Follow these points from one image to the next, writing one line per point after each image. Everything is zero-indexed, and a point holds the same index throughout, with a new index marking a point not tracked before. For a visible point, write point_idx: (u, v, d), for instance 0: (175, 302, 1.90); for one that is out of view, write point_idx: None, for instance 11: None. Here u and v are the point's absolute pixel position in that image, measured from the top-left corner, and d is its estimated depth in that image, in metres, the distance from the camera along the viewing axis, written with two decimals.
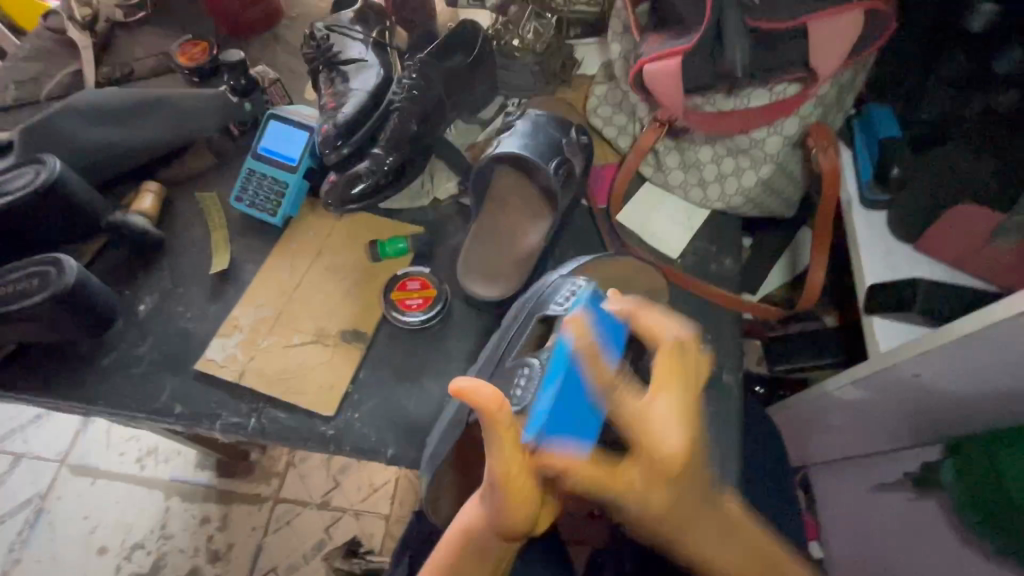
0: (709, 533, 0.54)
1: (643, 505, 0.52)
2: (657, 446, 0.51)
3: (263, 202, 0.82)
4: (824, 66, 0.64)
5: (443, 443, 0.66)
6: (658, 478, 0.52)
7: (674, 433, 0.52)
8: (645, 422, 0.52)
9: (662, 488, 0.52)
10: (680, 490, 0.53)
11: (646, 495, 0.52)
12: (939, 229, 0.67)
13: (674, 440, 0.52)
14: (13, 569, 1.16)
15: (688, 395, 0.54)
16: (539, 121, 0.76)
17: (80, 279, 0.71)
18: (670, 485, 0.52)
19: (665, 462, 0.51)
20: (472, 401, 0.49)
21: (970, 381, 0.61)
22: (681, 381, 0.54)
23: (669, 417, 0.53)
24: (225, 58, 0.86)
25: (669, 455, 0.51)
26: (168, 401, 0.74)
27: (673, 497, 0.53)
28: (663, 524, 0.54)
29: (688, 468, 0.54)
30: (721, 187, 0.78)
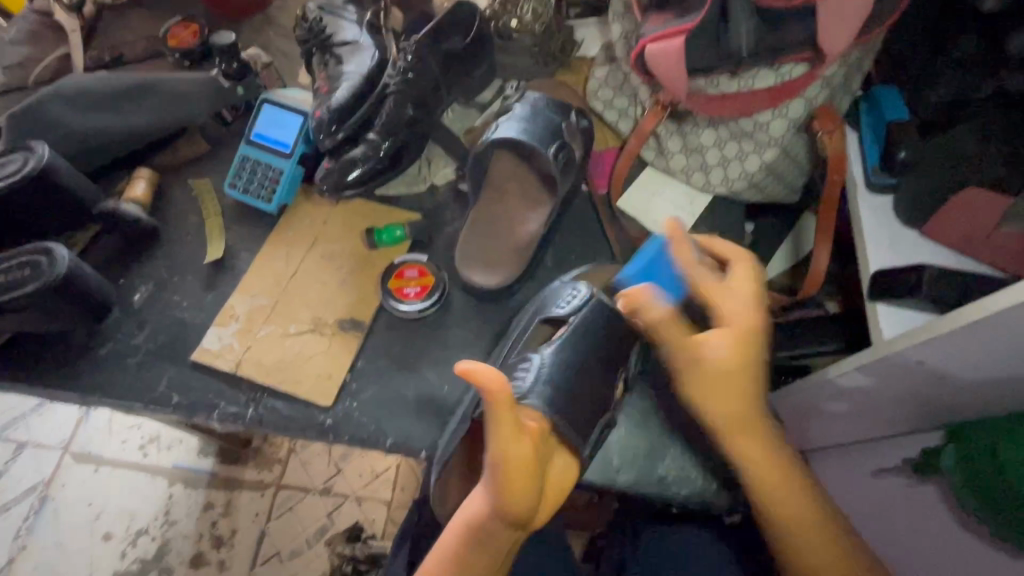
0: (759, 437, 0.58)
1: (710, 372, 0.56)
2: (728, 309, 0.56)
3: (257, 189, 0.80)
4: (831, 46, 0.61)
5: (451, 431, 0.68)
6: (733, 347, 0.55)
7: (746, 301, 0.57)
8: (722, 295, 0.57)
9: (733, 343, 0.55)
10: (748, 381, 0.56)
11: (720, 363, 0.55)
12: (948, 214, 0.65)
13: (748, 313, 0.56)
14: (19, 555, 1.17)
15: (758, 292, 0.58)
16: (539, 105, 0.74)
17: (73, 269, 0.69)
18: (744, 364, 0.56)
19: (736, 327, 0.55)
20: (472, 378, 0.47)
21: (973, 370, 0.61)
22: (757, 280, 0.58)
23: (746, 282, 0.58)
24: (216, 41, 0.82)
25: (749, 325, 0.56)
26: (165, 391, 0.73)
27: (742, 367, 0.56)
28: (719, 413, 0.57)
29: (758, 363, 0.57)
30: (724, 172, 0.77)
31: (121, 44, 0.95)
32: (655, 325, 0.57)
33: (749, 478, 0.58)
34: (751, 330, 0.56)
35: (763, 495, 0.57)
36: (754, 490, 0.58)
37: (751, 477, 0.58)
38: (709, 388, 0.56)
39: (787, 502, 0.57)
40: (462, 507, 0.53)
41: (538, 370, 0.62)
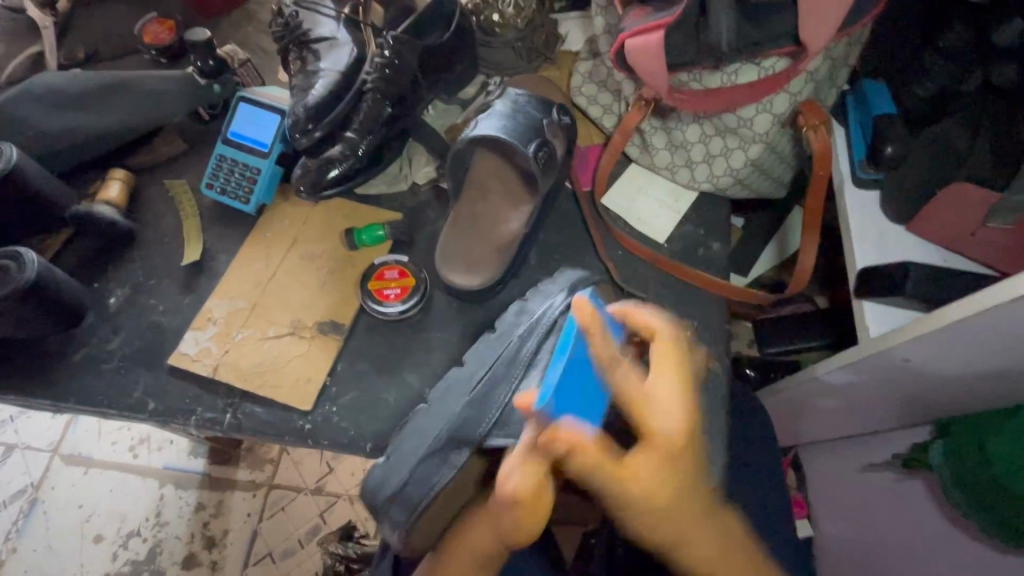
0: (707, 536, 0.59)
1: (633, 496, 0.53)
2: (660, 427, 0.54)
3: (235, 189, 0.79)
4: (813, 40, 0.60)
5: (411, 457, 0.63)
6: (661, 467, 0.54)
7: (675, 414, 0.54)
8: (649, 408, 0.55)
9: (659, 464, 0.54)
10: (684, 500, 0.56)
11: (647, 491, 0.54)
12: (931, 209, 0.64)
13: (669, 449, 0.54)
14: (9, 558, 1.16)
15: (687, 382, 0.57)
16: (519, 102, 0.72)
17: (43, 273, 0.68)
18: (675, 488, 0.55)
19: (667, 444, 0.54)
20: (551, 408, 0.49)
21: (957, 367, 0.60)
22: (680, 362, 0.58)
23: (668, 363, 0.57)
24: (190, 37, 0.81)
25: (672, 433, 0.53)
26: (142, 397, 0.72)
27: (670, 501, 0.55)
28: (667, 530, 0.57)
29: (689, 483, 0.57)
30: (709, 168, 0.76)
31: (96, 40, 0.93)
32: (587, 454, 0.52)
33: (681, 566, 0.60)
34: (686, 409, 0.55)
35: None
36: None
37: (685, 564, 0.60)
38: (659, 510, 0.55)
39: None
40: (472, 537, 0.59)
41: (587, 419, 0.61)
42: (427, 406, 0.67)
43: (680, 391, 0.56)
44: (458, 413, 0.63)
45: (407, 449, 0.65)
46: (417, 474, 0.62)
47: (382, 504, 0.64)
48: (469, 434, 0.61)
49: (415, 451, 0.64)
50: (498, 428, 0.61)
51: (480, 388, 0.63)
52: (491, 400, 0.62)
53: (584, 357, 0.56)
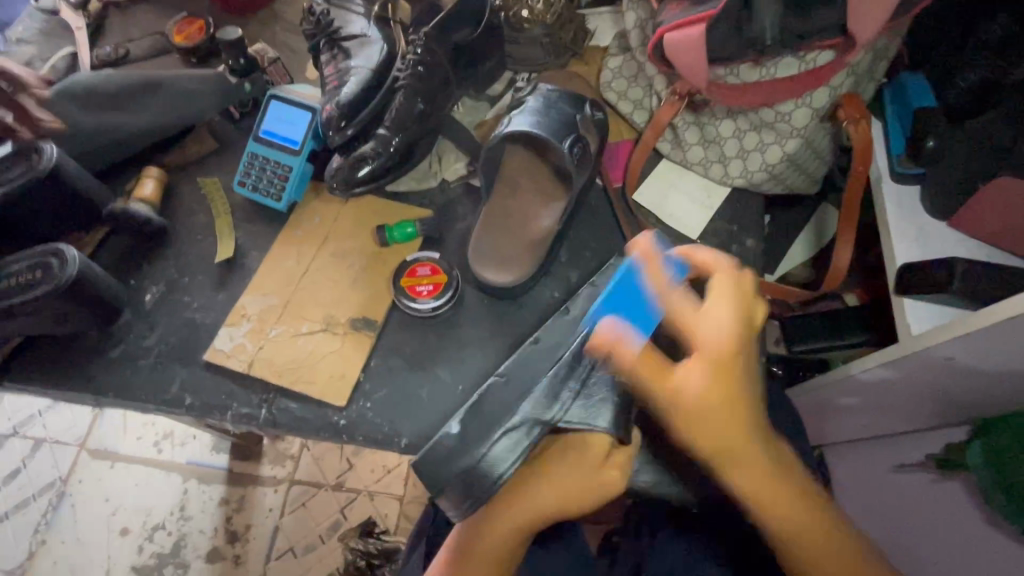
0: (760, 466, 0.50)
1: (684, 396, 0.49)
2: (704, 330, 0.50)
3: (266, 187, 0.79)
4: (860, 35, 0.59)
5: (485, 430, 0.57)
6: (710, 380, 0.48)
7: (720, 326, 0.49)
8: (691, 321, 0.51)
9: (705, 370, 0.48)
10: (731, 421, 0.49)
11: (688, 400, 0.48)
12: (976, 204, 0.63)
13: (722, 338, 0.49)
14: (39, 550, 1.18)
15: (745, 300, 0.51)
16: (552, 97, 0.72)
17: (83, 271, 0.69)
18: (726, 403, 0.49)
19: (712, 352, 0.49)
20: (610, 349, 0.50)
21: (1006, 367, 0.59)
22: (744, 290, 0.52)
23: (724, 288, 0.51)
24: (222, 36, 0.81)
25: (720, 338, 0.49)
26: (178, 392, 0.73)
27: (724, 412, 0.49)
28: (721, 451, 0.50)
29: (747, 399, 0.50)
30: (743, 164, 0.75)
31: (126, 41, 0.94)
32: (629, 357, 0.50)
33: (776, 497, 0.51)
34: (739, 321, 0.50)
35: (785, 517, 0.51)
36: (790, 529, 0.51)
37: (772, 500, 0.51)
38: (700, 428, 0.49)
39: (805, 527, 0.51)
40: (537, 495, 0.54)
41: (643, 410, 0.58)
42: (503, 378, 0.62)
43: (736, 312, 0.50)
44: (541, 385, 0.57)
45: (476, 431, 0.57)
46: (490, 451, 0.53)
47: (447, 475, 0.55)
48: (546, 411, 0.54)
49: (498, 420, 0.57)
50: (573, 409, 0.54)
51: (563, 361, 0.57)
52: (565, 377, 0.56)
53: (636, 281, 0.55)
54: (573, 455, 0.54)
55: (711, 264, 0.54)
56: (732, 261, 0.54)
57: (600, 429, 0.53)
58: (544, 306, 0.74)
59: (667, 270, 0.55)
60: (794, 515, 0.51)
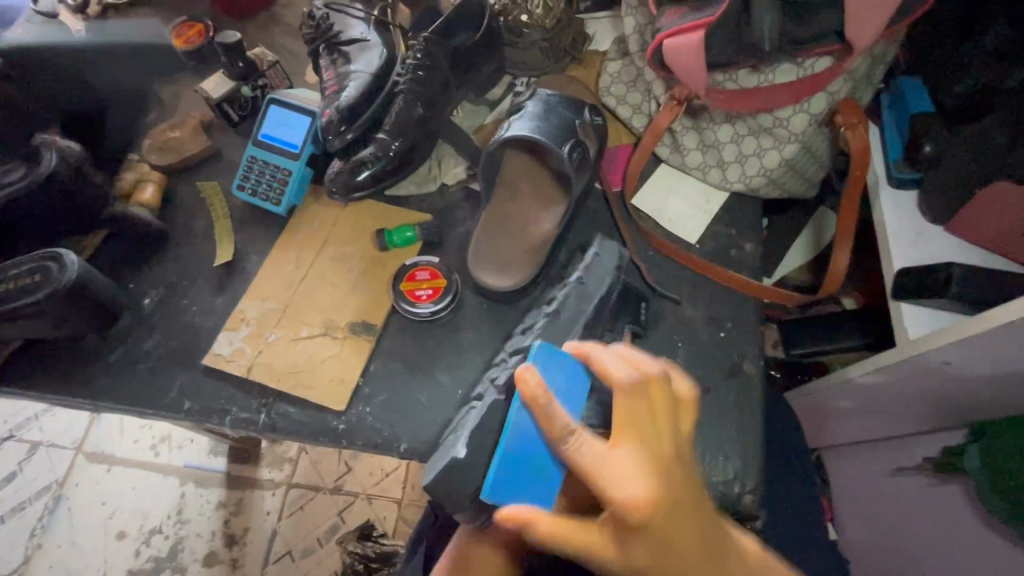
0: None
1: (609, 552, 0.44)
2: (618, 500, 0.42)
3: (266, 191, 0.79)
4: (858, 40, 0.59)
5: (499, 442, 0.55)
6: (640, 538, 0.43)
7: (637, 486, 0.42)
8: (612, 482, 0.42)
9: (620, 548, 0.44)
10: (674, 563, 0.44)
11: (619, 566, 0.44)
12: (973, 209, 0.63)
13: (644, 495, 0.42)
14: (34, 554, 1.17)
15: (646, 445, 0.44)
16: (551, 102, 0.72)
17: (82, 276, 0.69)
18: (661, 547, 0.43)
19: (633, 521, 0.42)
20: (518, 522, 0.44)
21: (1003, 372, 0.59)
22: (649, 437, 0.44)
23: (619, 438, 0.44)
24: (221, 39, 0.81)
25: (630, 517, 0.42)
26: (177, 396, 0.73)
27: (659, 552, 0.44)
28: None
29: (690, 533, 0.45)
30: (742, 169, 0.75)
31: (126, 44, 0.94)
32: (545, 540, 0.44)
33: None
34: (650, 492, 0.42)
35: None
36: None
37: None
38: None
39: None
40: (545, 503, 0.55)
41: None
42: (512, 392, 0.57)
43: (643, 461, 0.43)
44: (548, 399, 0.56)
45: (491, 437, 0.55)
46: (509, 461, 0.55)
47: (462, 496, 0.53)
48: None
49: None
50: None
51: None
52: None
53: (529, 431, 0.48)
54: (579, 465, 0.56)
55: (613, 381, 0.46)
56: (654, 364, 0.49)
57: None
58: None
59: (559, 406, 0.46)
60: None
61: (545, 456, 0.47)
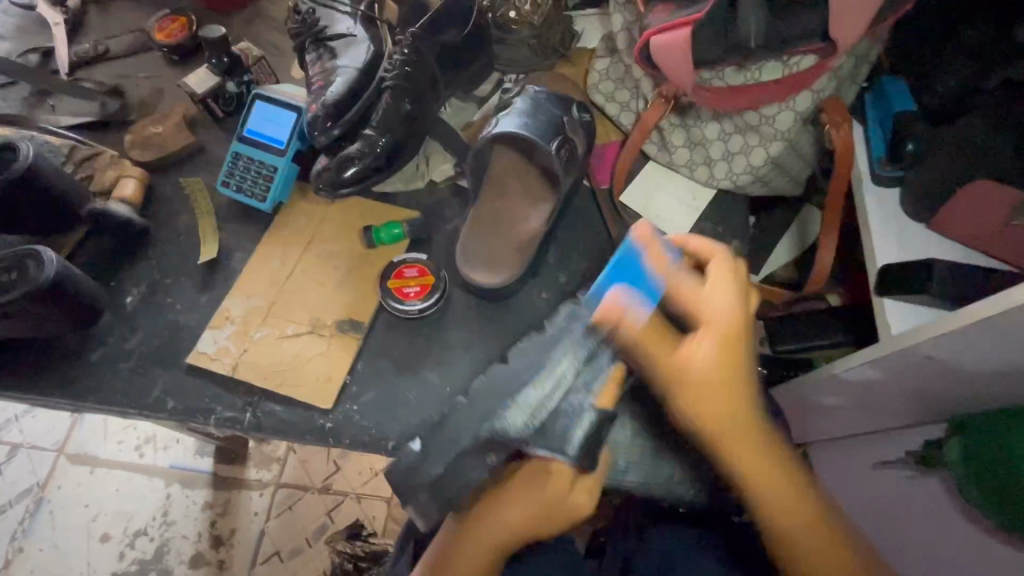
0: (757, 439, 0.54)
1: (699, 384, 0.53)
2: (710, 313, 0.53)
3: (251, 188, 0.78)
4: (843, 39, 0.60)
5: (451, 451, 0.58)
6: (720, 350, 0.53)
7: (726, 301, 0.53)
8: (700, 298, 0.55)
9: (696, 365, 0.53)
10: (727, 395, 0.53)
11: (693, 377, 0.53)
12: (953, 207, 0.64)
13: (727, 318, 0.53)
14: (15, 558, 1.15)
15: (744, 286, 0.55)
16: (540, 99, 0.72)
17: (63, 273, 0.68)
18: (731, 371, 0.53)
19: (722, 324, 0.53)
20: (613, 318, 0.55)
21: (981, 367, 0.60)
22: (736, 275, 0.55)
23: (723, 275, 0.55)
24: (205, 34, 0.82)
25: (723, 323, 0.53)
26: (160, 396, 0.72)
27: (726, 381, 0.53)
28: (718, 432, 0.54)
29: (747, 381, 0.54)
30: (729, 166, 0.76)
31: (106, 38, 0.93)
32: (649, 341, 0.55)
33: (773, 474, 0.54)
34: (737, 313, 0.53)
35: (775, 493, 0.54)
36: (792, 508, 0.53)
37: (776, 474, 0.54)
38: (693, 395, 0.53)
39: (796, 508, 0.54)
40: (503, 512, 0.57)
41: (586, 423, 0.56)
42: (468, 402, 0.60)
43: (730, 275, 0.55)
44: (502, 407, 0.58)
45: (439, 447, 0.59)
46: (455, 468, 0.58)
47: (414, 490, 0.59)
48: (508, 442, 0.56)
49: (451, 447, 0.59)
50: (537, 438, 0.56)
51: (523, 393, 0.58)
52: (528, 406, 0.57)
53: (636, 256, 0.57)
54: (533, 484, 0.57)
55: (706, 251, 0.58)
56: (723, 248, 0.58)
57: (565, 458, 0.55)
58: (532, 308, 0.74)
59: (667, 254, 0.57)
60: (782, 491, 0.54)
61: (653, 284, 0.56)
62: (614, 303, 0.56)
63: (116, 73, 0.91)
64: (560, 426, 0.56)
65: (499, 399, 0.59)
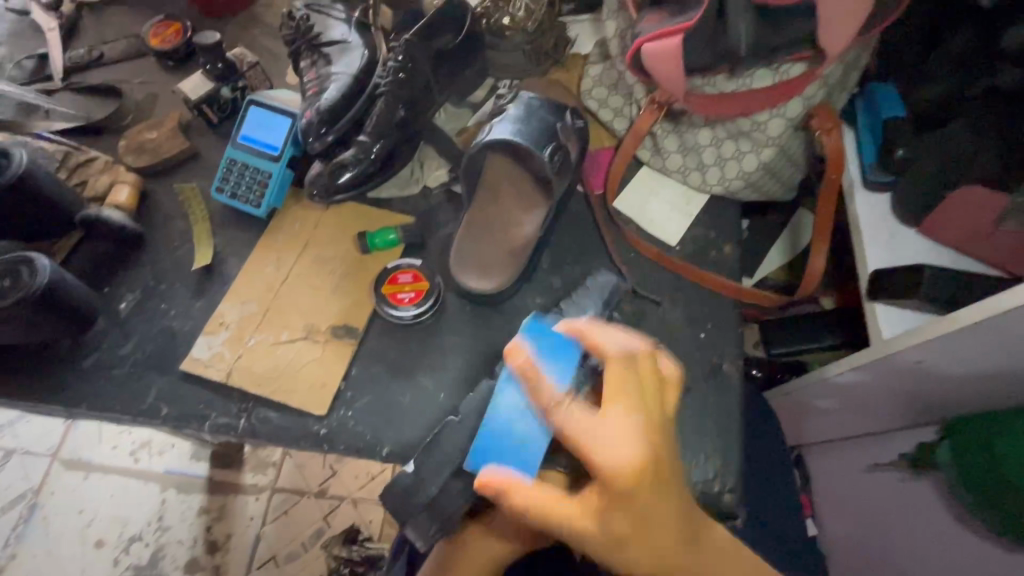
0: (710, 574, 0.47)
1: (613, 537, 0.44)
2: (609, 459, 0.43)
3: (245, 194, 0.78)
4: (832, 47, 0.60)
5: (449, 467, 0.58)
6: (638, 471, 0.43)
7: (632, 447, 0.44)
8: (592, 441, 0.44)
9: (595, 518, 0.45)
10: (654, 540, 0.45)
11: (585, 520, 0.44)
12: (941, 213, 0.65)
13: (634, 457, 0.43)
14: (9, 564, 1.14)
15: (641, 405, 0.46)
16: (533, 106, 0.72)
17: (56, 280, 0.68)
18: (648, 511, 0.44)
19: (615, 469, 0.43)
20: (494, 488, 0.46)
21: (970, 371, 0.61)
22: (625, 379, 0.47)
23: (622, 390, 0.46)
24: (199, 39, 0.82)
25: (622, 479, 0.43)
26: (154, 402, 0.72)
27: (634, 523, 0.44)
28: (639, 564, 0.45)
29: (665, 516, 0.44)
30: (721, 171, 0.76)
31: (100, 44, 0.93)
32: (548, 497, 0.45)
33: (713, 569, 0.47)
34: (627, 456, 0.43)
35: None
36: None
37: (715, 561, 0.48)
38: (623, 543, 0.44)
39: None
40: (512, 515, 0.59)
41: None
42: (459, 418, 0.61)
43: (639, 421, 0.45)
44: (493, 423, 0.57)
45: (435, 465, 0.59)
46: (450, 488, 0.57)
47: (412, 509, 0.58)
48: (500, 457, 0.55)
49: (448, 464, 0.58)
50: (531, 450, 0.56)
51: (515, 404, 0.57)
52: (523, 416, 0.56)
53: (564, 340, 0.57)
54: (536, 490, 0.59)
55: (606, 356, 0.50)
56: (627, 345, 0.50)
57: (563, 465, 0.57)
58: (526, 313, 0.75)
59: (590, 348, 0.53)
60: None
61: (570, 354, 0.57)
62: (490, 481, 0.46)
63: (111, 79, 0.91)
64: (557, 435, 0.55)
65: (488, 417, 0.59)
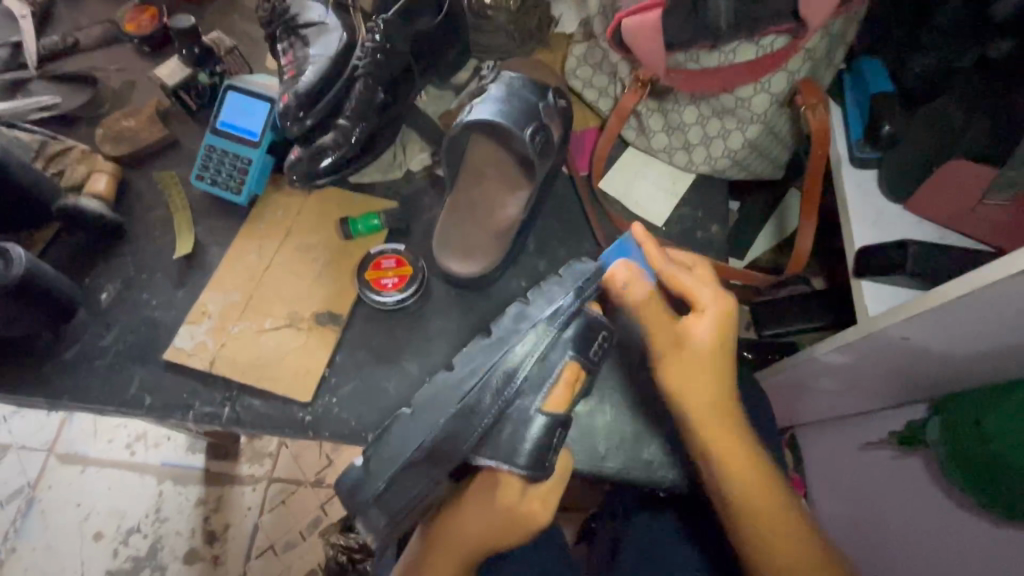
0: (738, 445, 0.58)
1: (704, 355, 0.59)
2: (707, 308, 0.59)
3: (226, 181, 0.77)
4: (813, 18, 0.59)
5: (398, 455, 0.58)
6: (712, 337, 0.59)
7: (717, 302, 0.60)
8: (698, 293, 0.60)
9: (703, 344, 0.59)
10: (710, 385, 0.59)
11: (698, 353, 0.58)
12: (928, 191, 0.64)
13: (719, 310, 0.60)
14: (8, 558, 1.15)
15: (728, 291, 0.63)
16: (515, 86, 0.71)
17: (32, 271, 0.66)
18: (715, 364, 0.59)
19: (715, 314, 0.59)
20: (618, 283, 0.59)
21: (957, 346, 0.60)
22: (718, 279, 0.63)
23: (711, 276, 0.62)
24: (173, 23, 0.79)
25: (720, 321, 0.59)
26: (137, 393, 0.71)
27: (710, 371, 0.59)
28: (700, 408, 0.58)
29: (727, 373, 0.60)
30: (707, 150, 0.75)
31: (75, 30, 0.91)
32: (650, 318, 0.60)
33: (753, 472, 0.57)
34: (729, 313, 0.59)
35: (759, 479, 0.57)
36: (773, 506, 0.56)
37: (754, 470, 0.58)
38: (686, 371, 0.59)
39: (766, 502, 0.56)
40: (460, 528, 0.57)
41: (529, 431, 0.56)
42: (412, 412, 0.61)
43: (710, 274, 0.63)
44: (448, 418, 0.57)
45: (386, 457, 0.59)
46: (398, 483, 0.57)
47: (362, 505, 0.59)
48: (455, 450, 0.56)
49: (396, 459, 0.58)
50: (485, 448, 0.57)
51: (466, 401, 0.57)
52: (475, 413, 0.56)
53: (631, 250, 0.63)
54: (484, 495, 0.57)
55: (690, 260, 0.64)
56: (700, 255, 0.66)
57: (518, 470, 0.56)
58: (512, 296, 0.74)
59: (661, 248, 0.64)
60: (758, 486, 0.57)
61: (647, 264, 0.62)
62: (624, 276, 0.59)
63: (86, 67, 0.89)
64: (508, 437, 0.57)
65: (437, 408, 0.59)
